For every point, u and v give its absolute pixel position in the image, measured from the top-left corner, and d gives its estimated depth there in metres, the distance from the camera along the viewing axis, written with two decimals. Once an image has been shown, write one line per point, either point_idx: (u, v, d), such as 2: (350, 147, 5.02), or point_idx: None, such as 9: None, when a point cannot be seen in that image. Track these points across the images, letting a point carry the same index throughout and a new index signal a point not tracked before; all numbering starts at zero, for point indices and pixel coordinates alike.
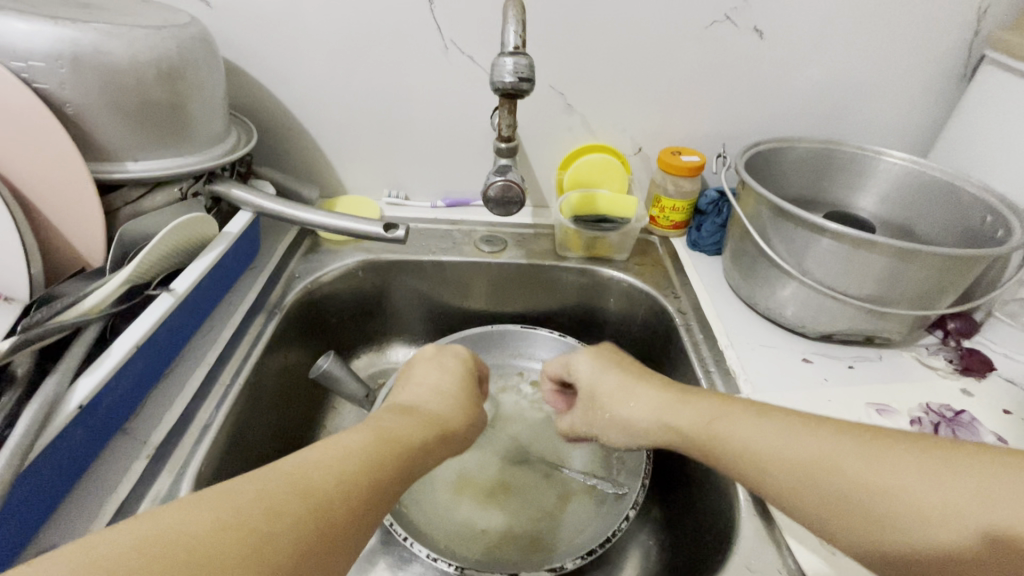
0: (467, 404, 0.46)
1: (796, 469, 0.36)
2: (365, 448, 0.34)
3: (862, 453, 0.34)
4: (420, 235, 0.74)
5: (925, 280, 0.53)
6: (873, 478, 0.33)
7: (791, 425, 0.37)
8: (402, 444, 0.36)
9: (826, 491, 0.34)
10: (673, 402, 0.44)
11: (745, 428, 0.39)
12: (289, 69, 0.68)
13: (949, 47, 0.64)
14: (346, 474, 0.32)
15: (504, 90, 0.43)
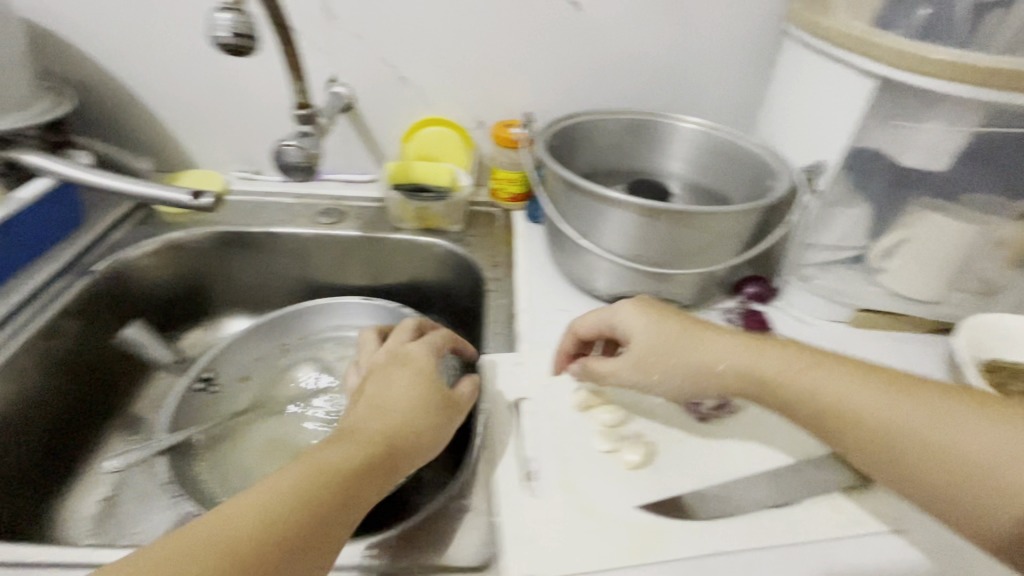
0: (419, 401, 0.41)
1: (873, 424, 0.37)
2: (294, 487, 0.33)
3: (908, 407, 0.37)
4: (261, 208, 0.74)
5: (701, 241, 0.55)
6: (929, 436, 0.35)
7: (858, 380, 0.39)
8: (330, 473, 0.34)
9: (869, 437, 0.37)
10: (680, 335, 0.43)
11: (819, 376, 0.40)
12: (113, 39, 0.68)
13: (760, 18, 0.65)
14: (265, 526, 0.30)
15: (221, 47, 0.41)
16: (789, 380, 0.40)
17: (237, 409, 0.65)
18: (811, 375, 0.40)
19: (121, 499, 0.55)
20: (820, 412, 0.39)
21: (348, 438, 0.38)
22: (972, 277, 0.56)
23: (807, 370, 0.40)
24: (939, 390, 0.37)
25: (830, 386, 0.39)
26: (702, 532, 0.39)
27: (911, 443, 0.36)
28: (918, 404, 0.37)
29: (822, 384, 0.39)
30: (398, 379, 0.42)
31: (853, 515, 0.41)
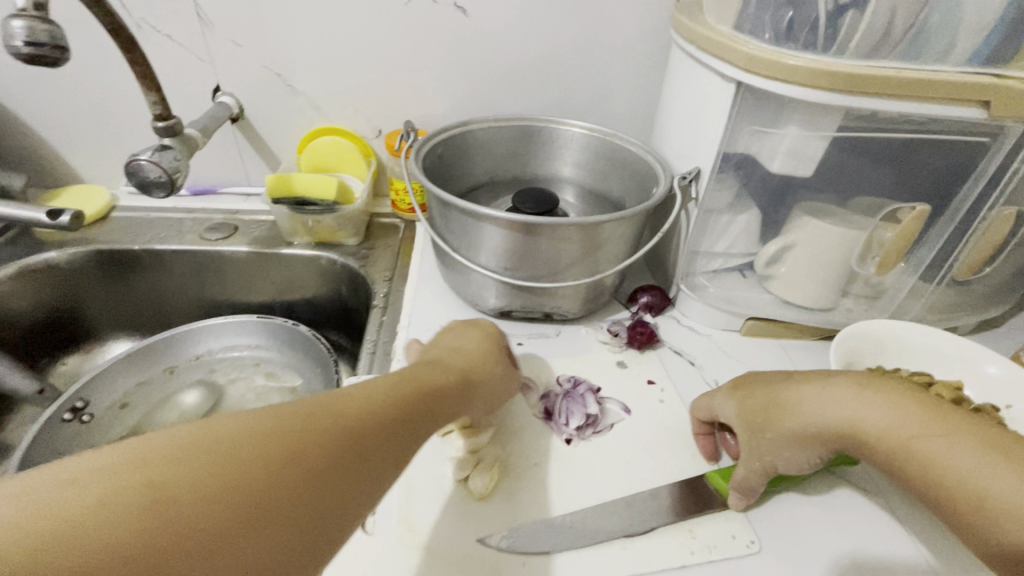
0: (494, 354, 0.43)
1: (884, 449, 0.34)
2: (392, 383, 0.33)
3: (919, 430, 0.33)
4: (148, 224, 0.71)
5: (578, 254, 0.52)
6: (940, 458, 0.32)
7: (859, 399, 0.36)
8: (427, 384, 0.35)
9: (882, 459, 0.35)
10: (763, 396, 0.41)
11: (828, 398, 0.37)
12: None
13: (651, 21, 0.64)
14: (363, 424, 0.29)
15: (24, 58, 0.39)
16: (786, 433, 0.38)
17: (112, 438, 0.62)
18: (803, 405, 0.37)
19: None
20: (828, 433, 0.36)
21: (432, 364, 0.38)
22: (856, 283, 0.55)
23: (797, 394, 0.38)
24: (941, 406, 0.34)
25: (836, 414, 0.36)
26: (542, 564, 0.38)
27: (912, 454, 0.33)
28: (921, 413, 0.34)
29: (816, 411, 0.37)
30: (468, 335, 0.44)
31: (706, 538, 0.40)
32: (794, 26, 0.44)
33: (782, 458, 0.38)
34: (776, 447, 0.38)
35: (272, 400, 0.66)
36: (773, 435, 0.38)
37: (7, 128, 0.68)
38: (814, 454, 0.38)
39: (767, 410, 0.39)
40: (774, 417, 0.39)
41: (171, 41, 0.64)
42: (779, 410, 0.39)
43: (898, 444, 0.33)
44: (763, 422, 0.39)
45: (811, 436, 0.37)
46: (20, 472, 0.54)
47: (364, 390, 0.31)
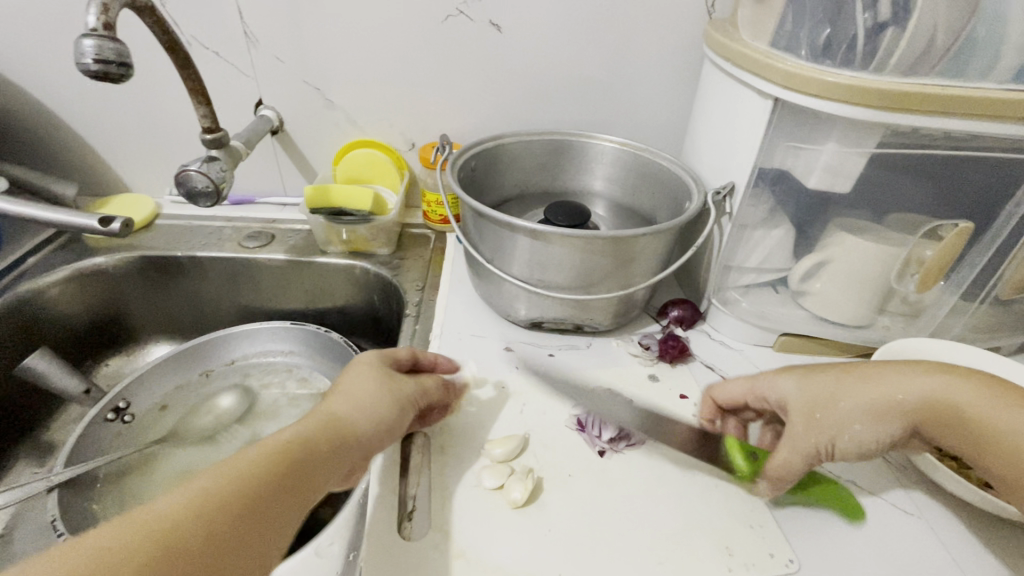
0: (386, 389, 0.41)
1: (966, 425, 0.36)
2: (254, 465, 0.32)
3: (1008, 408, 0.35)
4: (190, 232, 0.74)
5: (611, 266, 0.53)
6: (1022, 435, 0.34)
7: (947, 379, 0.38)
8: (299, 452, 0.34)
9: (971, 441, 0.36)
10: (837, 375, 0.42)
11: (909, 377, 0.39)
12: (25, 60, 0.65)
13: (682, 38, 0.65)
14: (237, 507, 0.30)
15: (91, 74, 0.41)
16: (879, 410, 0.39)
17: (150, 438, 0.63)
18: (898, 386, 0.39)
19: (15, 535, 0.53)
20: (908, 409, 0.38)
21: (309, 420, 0.37)
22: (895, 300, 0.54)
23: (881, 373, 0.40)
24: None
25: (924, 389, 0.38)
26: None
27: (993, 430, 0.35)
28: (1012, 401, 0.36)
29: (911, 389, 0.38)
30: (357, 375, 0.41)
31: (743, 557, 0.39)
32: (832, 44, 0.45)
33: (847, 430, 0.40)
34: (846, 418, 0.40)
35: (304, 405, 0.67)
36: (862, 418, 0.39)
37: (62, 139, 0.71)
38: (895, 433, 0.39)
39: (855, 390, 0.40)
40: (860, 396, 0.40)
41: (218, 58, 0.67)
42: (870, 394, 0.39)
43: (989, 425, 0.35)
44: (842, 400, 0.40)
45: (905, 415, 0.38)
46: (64, 469, 0.55)
47: (230, 470, 0.31)
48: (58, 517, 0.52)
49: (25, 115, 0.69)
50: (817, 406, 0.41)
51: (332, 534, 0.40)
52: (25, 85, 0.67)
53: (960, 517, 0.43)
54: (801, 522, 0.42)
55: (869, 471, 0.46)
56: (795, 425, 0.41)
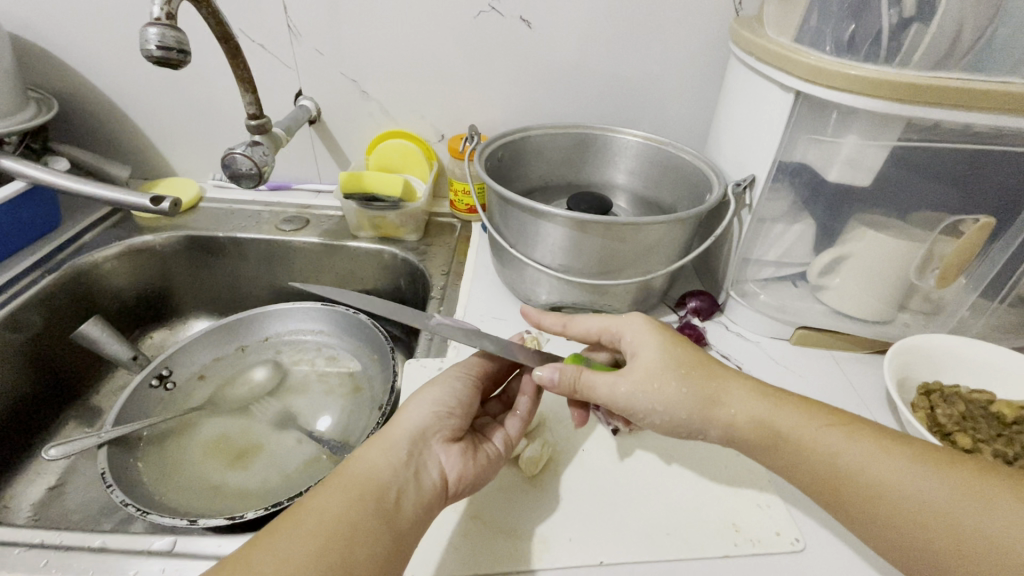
0: (447, 405, 0.43)
1: (803, 456, 0.36)
2: (341, 502, 0.35)
3: (842, 440, 0.35)
4: (230, 214, 0.78)
5: (631, 254, 0.54)
6: (858, 470, 0.34)
7: (785, 407, 0.37)
8: (378, 481, 0.37)
9: (797, 466, 0.36)
10: (677, 364, 0.38)
11: (743, 399, 0.37)
12: (87, 50, 0.70)
13: (710, 33, 0.66)
14: (344, 520, 0.34)
15: (153, 59, 0.44)
16: (705, 413, 0.37)
17: (191, 404, 0.67)
18: (731, 399, 0.37)
19: (68, 486, 0.57)
20: (747, 434, 0.37)
21: (381, 446, 0.39)
22: (915, 297, 0.54)
23: (724, 388, 0.38)
24: (858, 423, 0.36)
25: (756, 413, 0.37)
26: (588, 542, 0.39)
27: (827, 463, 0.35)
28: (848, 434, 0.35)
29: (745, 408, 0.37)
30: (418, 395, 0.44)
31: (750, 534, 0.40)
32: (856, 39, 0.46)
33: (659, 413, 0.37)
34: (660, 403, 0.37)
35: (332, 381, 0.72)
36: (690, 415, 0.37)
37: (118, 124, 0.76)
38: (709, 434, 0.38)
39: (698, 386, 0.37)
40: (695, 391, 0.37)
41: (263, 50, 0.71)
42: (705, 396, 0.37)
43: (824, 460, 0.35)
44: (678, 389, 0.37)
45: (731, 429, 0.37)
46: (115, 427, 0.59)
47: (328, 492, 0.35)
48: (110, 468, 0.56)
49: (86, 102, 0.74)
50: (651, 384, 0.37)
51: None
52: (87, 74, 0.72)
53: None
54: (809, 505, 0.43)
55: None
56: (618, 387, 0.38)
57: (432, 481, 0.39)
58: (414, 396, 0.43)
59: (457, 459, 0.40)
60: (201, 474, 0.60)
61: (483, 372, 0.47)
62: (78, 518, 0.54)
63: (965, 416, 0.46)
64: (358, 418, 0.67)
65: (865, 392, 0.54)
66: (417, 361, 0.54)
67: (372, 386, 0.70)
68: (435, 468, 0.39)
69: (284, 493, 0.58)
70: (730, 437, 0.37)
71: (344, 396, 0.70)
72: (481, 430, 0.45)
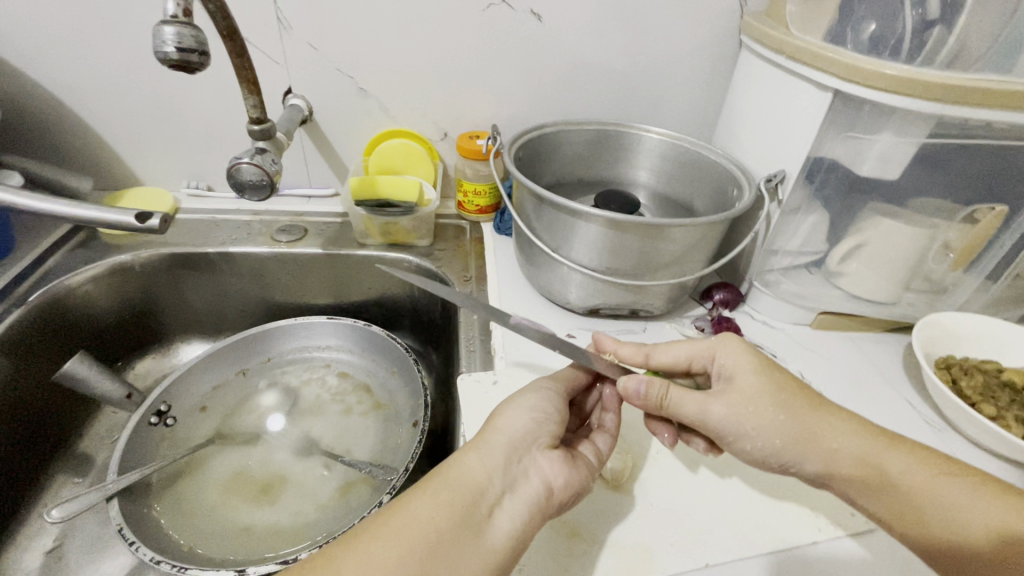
0: (540, 411, 0.42)
1: (908, 499, 0.36)
2: (431, 505, 0.34)
3: (953, 484, 0.35)
4: (216, 226, 0.71)
5: (673, 252, 0.55)
6: (970, 518, 0.34)
7: (887, 445, 0.37)
8: (470, 490, 0.36)
9: (905, 510, 0.36)
10: (780, 397, 0.38)
11: (842, 434, 0.38)
12: (33, 44, 0.60)
13: (718, 28, 0.67)
14: (428, 526, 0.33)
15: (168, 62, 0.39)
16: (802, 444, 0.38)
17: (198, 439, 0.62)
18: (833, 434, 0.38)
19: (70, 549, 0.50)
20: (847, 473, 0.37)
21: (477, 450, 0.38)
22: (924, 279, 0.59)
23: (828, 425, 0.38)
24: (970, 471, 0.36)
25: (857, 449, 0.37)
26: (690, 548, 0.40)
27: (935, 508, 0.35)
28: (967, 486, 0.35)
29: (847, 447, 0.37)
30: (516, 399, 0.43)
31: (829, 517, 0.43)
32: (879, 40, 0.50)
33: (751, 437, 0.38)
34: (753, 426, 0.38)
35: (350, 400, 0.67)
36: (784, 443, 0.38)
37: (72, 129, 0.66)
38: (804, 467, 0.38)
39: (797, 416, 0.38)
40: (792, 421, 0.38)
41: (247, 44, 0.64)
42: (805, 429, 0.38)
43: (933, 505, 0.35)
44: (774, 416, 0.38)
45: (830, 464, 0.37)
46: (121, 476, 0.53)
47: (415, 495, 0.35)
48: (125, 523, 0.49)
49: (31, 104, 0.64)
50: (745, 407, 0.38)
51: None
52: (30, 71, 0.62)
53: (1005, 471, 0.48)
54: None
55: (919, 435, 0.51)
56: (711, 409, 0.39)
57: (533, 488, 0.38)
58: (510, 400, 0.43)
59: (559, 468, 0.39)
60: (227, 516, 0.55)
61: (573, 386, 0.46)
62: None
63: (984, 387, 0.51)
64: (388, 436, 0.64)
65: (887, 369, 0.58)
66: (469, 376, 0.52)
67: (396, 402, 0.67)
68: (536, 476, 0.38)
69: (321, 530, 0.54)
70: (828, 469, 0.37)
71: (368, 415, 0.66)
72: (569, 444, 0.45)
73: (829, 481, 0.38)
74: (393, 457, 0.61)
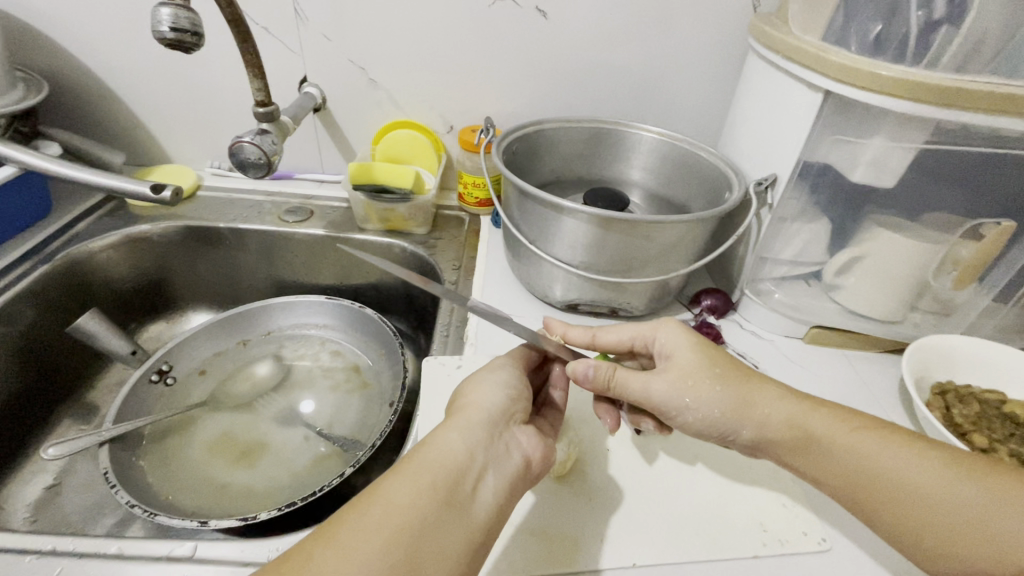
0: (510, 390, 0.42)
1: (834, 459, 0.38)
2: (413, 486, 0.33)
3: (868, 438, 0.38)
4: (231, 204, 0.75)
5: (654, 251, 0.54)
6: (887, 470, 0.37)
7: (812, 408, 0.40)
8: (451, 466, 0.35)
9: (827, 466, 0.38)
10: (713, 371, 0.40)
11: (773, 401, 0.40)
12: (80, 29, 0.66)
13: (728, 28, 0.66)
14: (413, 509, 0.31)
15: (164, 41, 0.42)
16: (739, 413, 0.39)
17: (193, 400, 0.66)
18: (763, 401, 0.40)
19: (65, 486, 0.55)
20: (780, 439, 0.39)
21: (453, 427, 0.37)
22: (929, 298, 0.55)
23: (760, 393, 0.40)
24: (880, 425, 0.39)
25: (787, 415, 0.39)
26: (619, 547, 0.40)
27: (858, 465, 0.37)
28: (876, 437, 0.38)
29: (779, 411, 0.40)
30: (483, 377, 0.43)
31: (776, 533, 0.41)
32: (882, 40, 0.46)
33: (691, 409, 0.40)
34: (694, 400, 0.39)
35: (338, 377, 0.70)
36: (722, 413, 0.39)
37: (111, 107, 0.73)
38: (741, 434, 0.40)
39: (732, 386, 0.40)
40: (729, 392, 0.40)
41: (268, 34, 0.68)
42: (740, 397, 0.40)
43: (857, 462, 0.37)
44: (712, 389, 0.39)
45: (764, 429, 0.39)
46: (115, 425, 0.57)
47: (391, 478, 0.33)
48: (110, 468, 0.53)
49: (78, 83, 0.71)
50: (685, 381, 0.40)
51: None
52: (77, 53, 0.68)
53: None
54: (828, 509, 0.44)
55: None
56: (654, 385, 0.40)
57: (515, 461, 0.38)
58: (476, 378, 0.43)
59: (533, 443, 0.40)
60: (207, 474, 0.58)
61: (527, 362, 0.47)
62: (78, 520, 0.52)
63: (979, 416, 0.48)
64: (367, 414, 0.65)
65: (878, 391, 0.55)
66: (434, 359, 0.53)
67: (381, 382, 0.69)
68: (515, 451, 0.39)
69: (292, 494, 0.56)
70: (761, 435, 0.40)
71: (352, 392, 0.68)
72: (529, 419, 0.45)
73: (762, 447, 0.40)
74: (367, 435, 0.63)
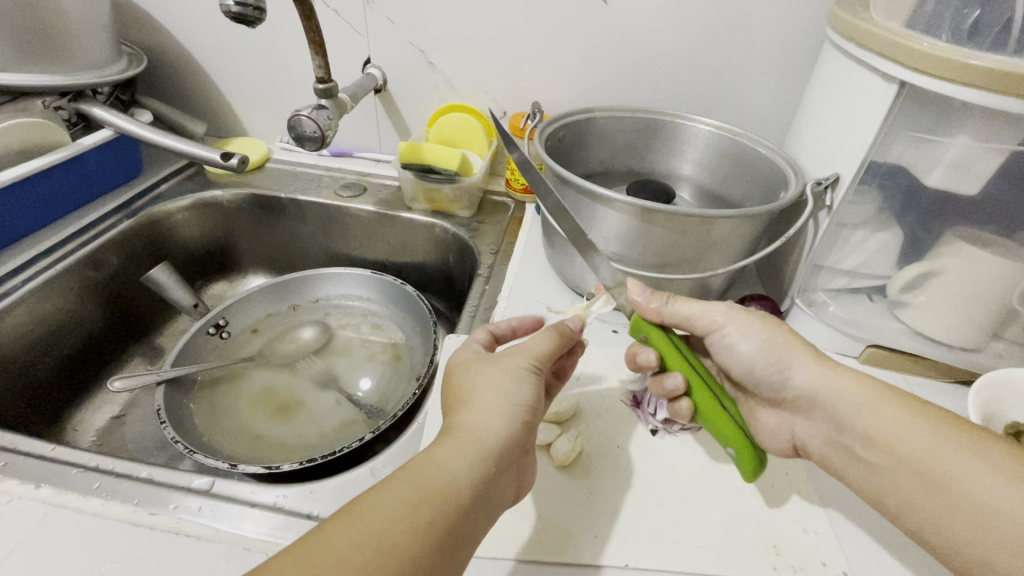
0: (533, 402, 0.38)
1: (862, 427, 0.39)
2: (426, 503, 0.30)
3: (915, 421, 0.37)
4: (293, 176, 0.80)
5: (696, 246, 0.51)
6: (917, 449, 0.36)
7: (859, 381, 0.40)
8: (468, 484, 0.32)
9: (879, 436, 0.38)
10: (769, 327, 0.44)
11: (817, 368, 0.42)
12: (176, 8, 0.73)
13: (804, 16, 0.61)
14: (415, 545, 0.28)
15: (230, 15, 0.45)
16: (780, 368, 0.43)
17: (243, 355, 0.71)
18: (810, 370, 0.42)
19: (128, 417, 0.61)
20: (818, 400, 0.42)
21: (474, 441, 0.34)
22: (1015, 326, 0.48)
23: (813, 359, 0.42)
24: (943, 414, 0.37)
25: (828, 382, 0.41)
26: (614, 542, 0.39)
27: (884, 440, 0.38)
28: (928, 425, 0.37)
29: (826, 377, 0.41)
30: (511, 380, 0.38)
31: (791, 559, 0.38)
32: (980, 27, 0.40)
33: (729, 353, 0.46)
34: (741, 347, 0.45)
35: (374, 348, 0.72)
36: (764, 363, 0.44)
37: (198, 81, 0.80)
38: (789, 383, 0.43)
39: (784, 350, 0.43)
40: (782, 352, 0.43)
41: (336, 15, 0.72)
42: (789, 357, 0.43)
43: (886, 438, 0.38)
44: (760, 340, 0.44)
45: (806, 390, 0.42)
46: (173, 368, 0.63)
47: (382, 507, 0.29)
48: (163, 406, 0.59)
49: (172, 58, 0.78)
50: (738, 330, 0.45)
51: (387, 458, 0.44)
52: (173, 30, 0.75)
53: None
54: (857, 543, 0.40)
55: None
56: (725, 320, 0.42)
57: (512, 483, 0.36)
58: (495, 382, 0.37)
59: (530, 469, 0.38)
60: (248, 424, 0.62)
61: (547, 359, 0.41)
62: (135, 448, 0.58)
63: None
64: (395, 386, 0.67)
65: None
66: (457, 337, 0.54)
67: (413, 358, 0.70)
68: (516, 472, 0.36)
69: (318, 451, 0.59)
70: (821, 381, 0.41)
71: (386, 363, 0.71)
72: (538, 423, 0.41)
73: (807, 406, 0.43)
74: (392, 407, 0.65)
